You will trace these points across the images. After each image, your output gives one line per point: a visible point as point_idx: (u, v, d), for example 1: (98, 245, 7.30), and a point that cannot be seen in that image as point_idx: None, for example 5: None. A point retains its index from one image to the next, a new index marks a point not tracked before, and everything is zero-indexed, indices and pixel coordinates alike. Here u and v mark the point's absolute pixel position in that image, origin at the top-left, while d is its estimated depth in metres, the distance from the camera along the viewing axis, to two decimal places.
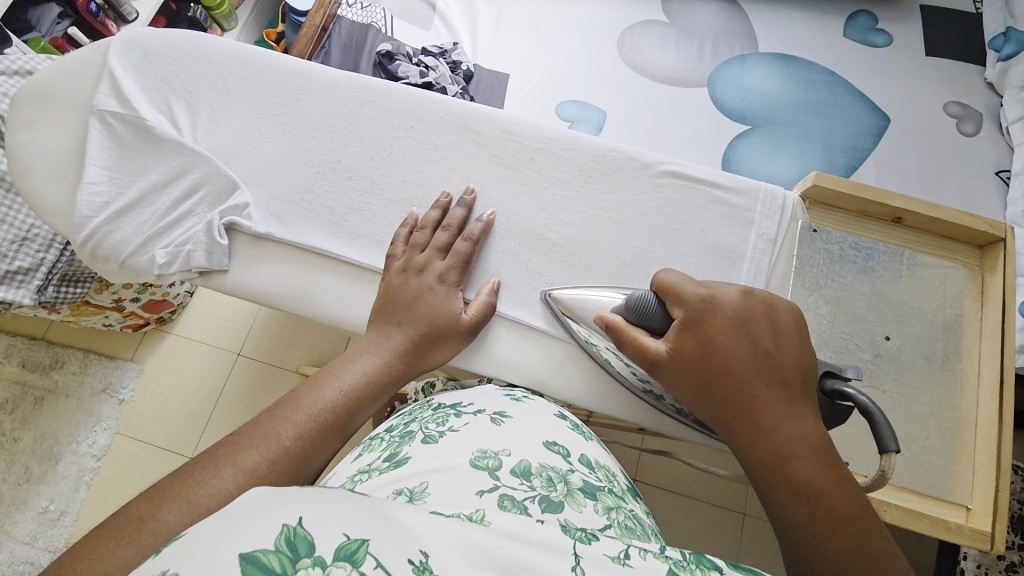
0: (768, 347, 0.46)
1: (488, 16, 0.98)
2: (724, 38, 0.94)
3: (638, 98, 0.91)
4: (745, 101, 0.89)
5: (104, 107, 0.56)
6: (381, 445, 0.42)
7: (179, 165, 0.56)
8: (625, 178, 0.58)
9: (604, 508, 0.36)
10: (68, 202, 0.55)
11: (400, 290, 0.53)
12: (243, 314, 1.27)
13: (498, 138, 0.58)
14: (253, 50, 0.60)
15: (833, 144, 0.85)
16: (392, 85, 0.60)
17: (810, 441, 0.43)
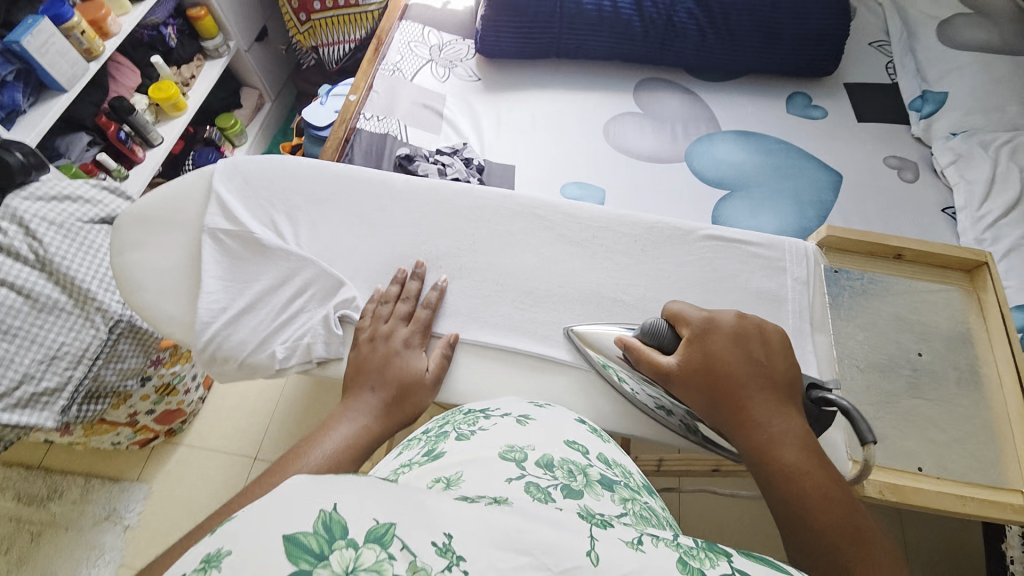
0: (761, 357, 0.51)
1: (489, 118, 1.12)
2: (692, 120, 1.11)
3: (631, 175, 1.04)
4: (721, 171, 1.04)
5: (214, 225, 0.62)
6: (419, 443, 0.45)
7: (287, 269, 0.61)
8: (674, 245, 0.64)
9: (620, 499, 0.37)
10: (180, 312, 0.60)
11: (381, 359, 0.56)
12: (258, 413, 1.24)
13: (563, 220, 0.66)
14: (344, 167, 0.68)
15: (803, 201, 0.99)
16: (440, 183, 0.68)
17: (798, 434, 0.47)
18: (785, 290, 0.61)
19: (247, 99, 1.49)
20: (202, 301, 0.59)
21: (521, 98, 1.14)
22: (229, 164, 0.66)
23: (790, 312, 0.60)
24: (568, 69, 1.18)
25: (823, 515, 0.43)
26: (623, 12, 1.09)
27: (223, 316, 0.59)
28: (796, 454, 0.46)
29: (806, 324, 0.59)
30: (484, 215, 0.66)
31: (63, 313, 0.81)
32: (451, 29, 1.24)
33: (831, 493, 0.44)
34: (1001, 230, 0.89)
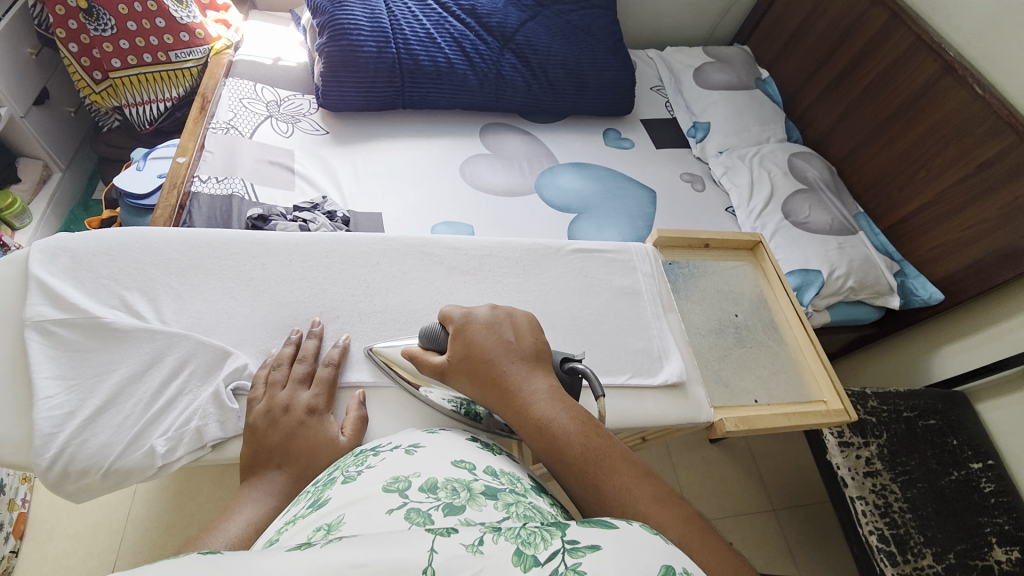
0: (508, 338, 0.53)
1: (345, 169, 1.12)
2: (534, 157, 1.26)
3: (492, 210, 1.13)
4: (565, 197, 1.20)
5: (41, 317, 0.54)
6: (306, 496, 0.41)
7: (155, 351, 0.56)
8: (550, 260, 0.73)
9: (503, 504, 0.37)
10: (0, 425, 0.51)
11: (287, 430, 0.53)
12: (100, 550, 0.99)
13: (451, 254, 0.70)
14: (203, 233, 0.63)
15: (633, 214, 1.20)
16: (318, 236, 0.67)
17: (545, 389, 0.50)
18: (639, 284, 0.73)
19: (26, 172, 1.25)
20: (39, 411, 0.51)
21: (374, 149, 1.16)
22: (48, 243, 0.57)
23: (647, 302, 0.72)
24: (417, 118, 1.24)
25: (580, 457, 0.45)
26: (457, 67, 1.19)
27: (75, 418, 0.52)
28: (552, 409, 0.48)
29: (659, 309, 0.72)
30: (376, 257, 0.67)
31: None
32: (286, 85, 1.21)
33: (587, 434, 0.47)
34: (764, 218, 1.19)
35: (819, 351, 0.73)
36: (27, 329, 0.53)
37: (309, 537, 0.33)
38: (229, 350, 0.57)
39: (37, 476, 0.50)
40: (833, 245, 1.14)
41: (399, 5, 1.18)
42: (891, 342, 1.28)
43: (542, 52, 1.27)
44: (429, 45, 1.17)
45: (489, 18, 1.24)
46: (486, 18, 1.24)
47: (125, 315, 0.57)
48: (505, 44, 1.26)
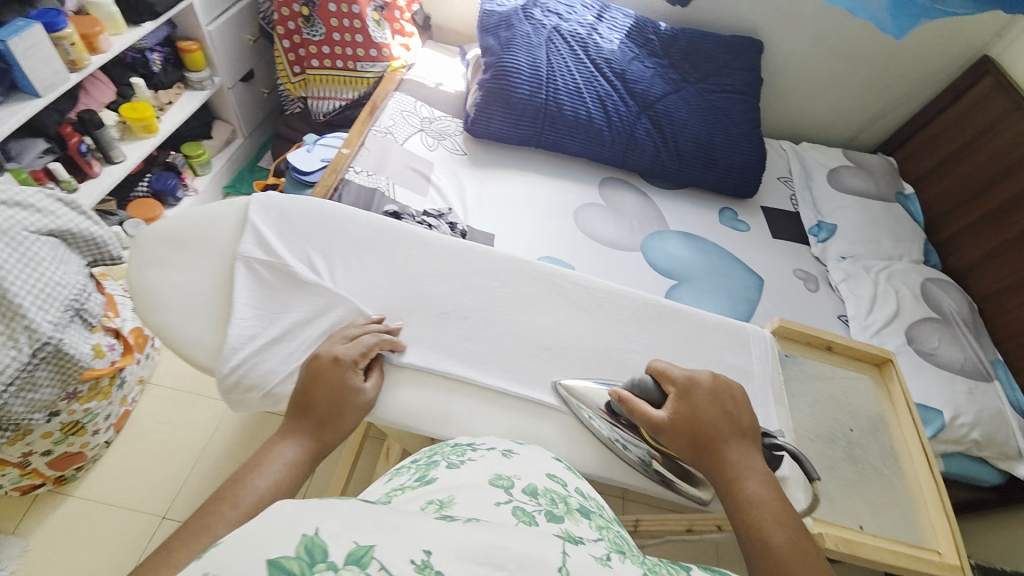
0: (735, 407, 0.60)
1: (473, 189, 1.22)
2: (645, 219, 1.28)
3: (594, 256, 1.17)
4: (670, 263, 1.20)
5: (250, 255, 0.65)
6: (409, 471, 0.45)
7: (322, 303, 0.64)
8: (661, 319, 0.72)
9: (597, 526, 0.38)
10: (197, 333, 0.61)
11: (314, 369, 0.56)
12: (179, 462, 1.12)
13: (576, 289, 0.73)
14: (376, 219, 0.73)
15: (735, 296, 1.17)
16: (459, 242, 0.74)
17: (759, 473, 0.56)
18: (751, 365, 0.70)
19: (218, 132, 1.49)
20: (233, 326, 0.61)
21: (502, 178, 1.26)
22: (266, 199, 0.70)
23: (755, 384, 0.68)
24: (547, 159, 1.33)
25: (774, 528, 0.51)
26: (595, 122, 1.26)
27: (248, 342, 0.60)
28: (759, 489, 0.54)
29: (768, 393, 0.68)
30: (503, 274, 0.72)
31: None
32: (442, 107, 1.36)
33: (782, 514, 0.53)
34: (883, 337, 1.12)
35: (941, 495, 0.66)
36: (238, 261, 0.64)
37: (425, 507, 0.36)
38: (370, 313, 0.65)
39: (217, 378, 0.59)
40: (961, 387, 1.03)
41: (559, 58, 1.28)
42: (1012, 518, 1.10)
43: (678, 124, 1.31)
44: (576, 98, 1.26)
45: (636, 84, 1.31)
46: (633, 84, 1.31)
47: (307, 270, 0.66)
48: (644, 110, 1.31)
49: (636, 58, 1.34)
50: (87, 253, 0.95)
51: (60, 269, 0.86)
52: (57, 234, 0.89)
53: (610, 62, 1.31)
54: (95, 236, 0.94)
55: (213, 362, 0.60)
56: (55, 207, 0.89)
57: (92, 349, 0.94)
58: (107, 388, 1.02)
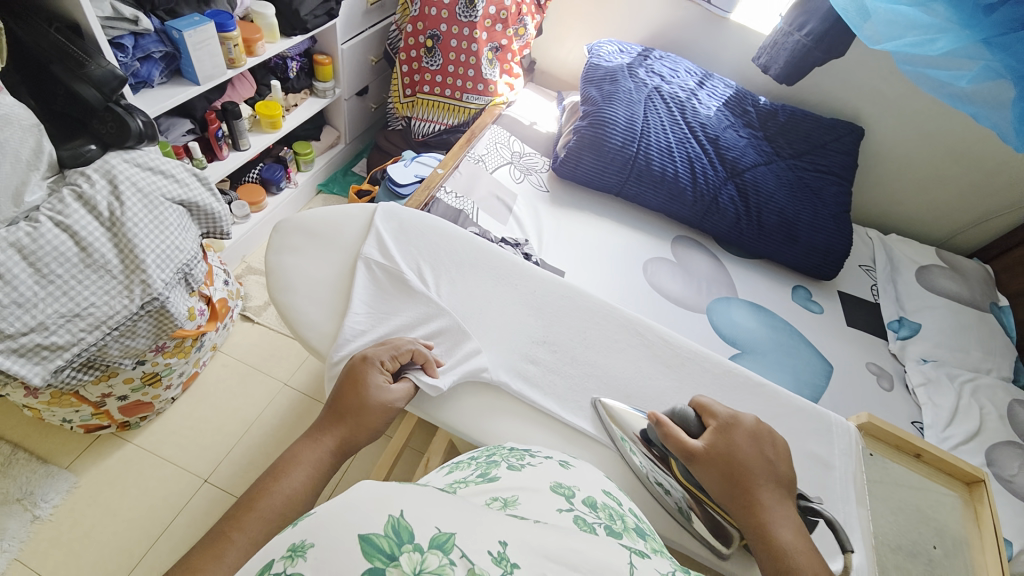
0: (775, 454, 0.59)
1: (550, 225, 1.26)
2: (715, 282, 1.27)
3: (658, 311, 1.17)
4: (735, 331, 1.18)
5: (370, 256, 0.71)
6: (470, 467, 0.49)
7: (424, 311, 0.68)
8: (742, 390, 0.70)
9: (655, 549, 0.39)
10: (317, 318, 0.67)
11: (346, 369, 0.59)
12: (227, 431, 1.16)
13: (661, 345, 0.73)
14: (482, 243, 0.77)
15: (801, 379, 1.13)
16: (553, 278, 0.76)
17: (794, 523, 0.54)
18: (833, 457, 0.66)
19: (326, 135, 1.63)
20: (348, 319, 0.66)
21: (580, 220, 1.30)
22: (390, 209, 0.77)
23: (836, 477, 0.65)
24: (625, 208, 1.36)
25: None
26: (680, 180, 1.29)
27: (360, 335, 0.65)
28: (792, 538, 0.53)
29: (851, 491, 0.64)
30: (587, 314, 0.74)
31: (106, 276, 0.83)
32: (533, 145, 1.44)
33: (814, 566, 0.51)
34: (963, 454, 1.04)
35: None
36: (360, 260, 0.71)
37: (490, 502, 0.39)
38: (468, 331, 0.68)
39: (328, 364, 0.63)
40: None
41: (656, 116, 1.32)
42: None
43: (764, 195, 1.30)
44: (666, 156, 1.29)
45: (727, 150, 1.33)
46: (725, 150, 1.33)
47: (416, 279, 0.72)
48: (732, 176, 1.32)
49: (730, 126, 1.37)
50: (202, 225, 1.02)
51: (180, 235, 0.93)
52: (184, 205, 0.96)
53: (705, 126, 1.34)
54: (213, 211, 1.00)
55: (328, 348, 0.65)
56: (176, 169, 0.95)
57: (187, 310, 0.99)
58: (189, 347, 1.08)
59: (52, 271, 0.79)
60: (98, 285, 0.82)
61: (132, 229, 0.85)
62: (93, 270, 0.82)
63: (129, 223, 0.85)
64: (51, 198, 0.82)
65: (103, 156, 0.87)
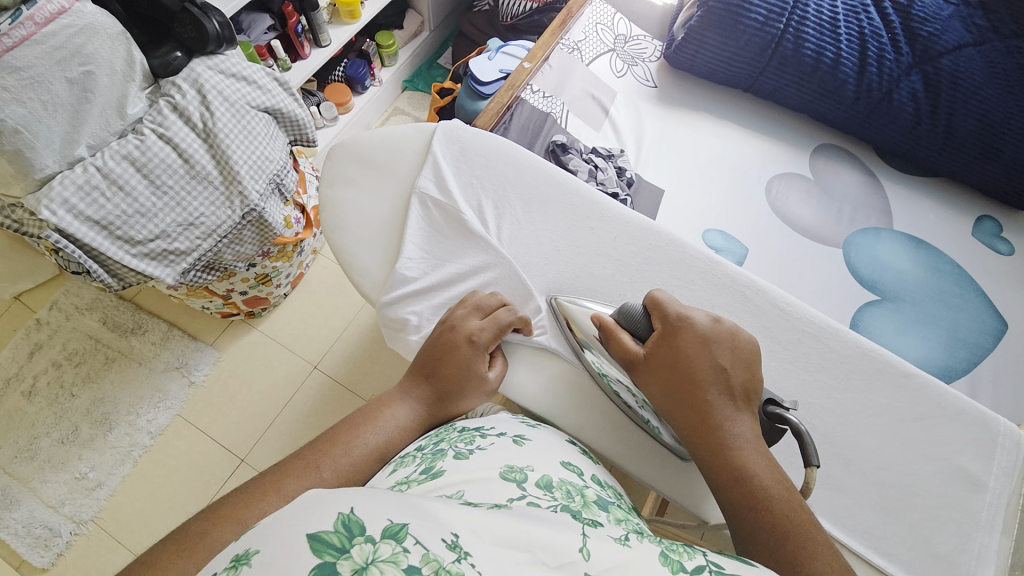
0: (730, 359, 0.53)
1: (653, 131, 1.06)
2: (862, 208, 1.01)
3: (778, 242, 0.97)
4: (877, 272, 0.95)
5: (425, 190, 0.66)
6: (416, 461, 0.47)
7: (483, 260, 0.63)
8: (888, 382, 0.60)
9: (617, 518, 0.41)
10: (373, 263, 0.65)
11: (445, 339, 0.57)
12: (329, 326, 1.29)
13: (768, 310, 0.62)
14: (559, 175, 0.69)
15: (958, 338, 0.90)
16: (646, 222, 0.67)
17: (751, 434, 0.50)
18: (988, 477, 0.57)
19: (410, 22, 1.49)
20: (401, 264, 0.63)
21: (692, 124, 1.07)
22: (450, 129, 0.70)
23: (986, 501, 0.56)
24: (754, 108, 1.09)
25: (766, 483, 0.48)
26: (842, 68, 0.96)
27: (413, 282, 0.62)
28: (747, 444, 0.50)
29: (998, 519, 0.56)
30: (692, 272, 0.64)
31: (209, 187, 0.88)
32: (643, 25, 1.17)
33: (772, 473, 0.48)
34: None
35: None
36: (414, 196, 0.66)
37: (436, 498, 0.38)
38: (532, 288, 0.63)
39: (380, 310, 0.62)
40: None
41: None
42: None
43: (966, 90, 0.93)
44: (826, 32, 0.96)
45: (923, 23, 0.95)
46: (918, 23, 0.96)
47: (475, 218, 0.66)
48: (921, 61, 0.96)
49: None
50: (290, 132, 1.02)
51: (269, 145, 0.95)
52: (270, 112, 0.96)
53: None
54: (298, 117, 1.00)
55: (380, 294, 0.63)
56: (256, 74, 0.93)
57: (284, 219, 1.04)
58: (289, 253, 1.15)
59: (164, 181, 0.84)
60: (204, 195, 0.88)
61: (223, 140, 0.87)
62: (197, 179, 0.87)
63: (219, 133, 0.87)
64: (151, 110, 0.85)
65: (189, 64, 0.88)
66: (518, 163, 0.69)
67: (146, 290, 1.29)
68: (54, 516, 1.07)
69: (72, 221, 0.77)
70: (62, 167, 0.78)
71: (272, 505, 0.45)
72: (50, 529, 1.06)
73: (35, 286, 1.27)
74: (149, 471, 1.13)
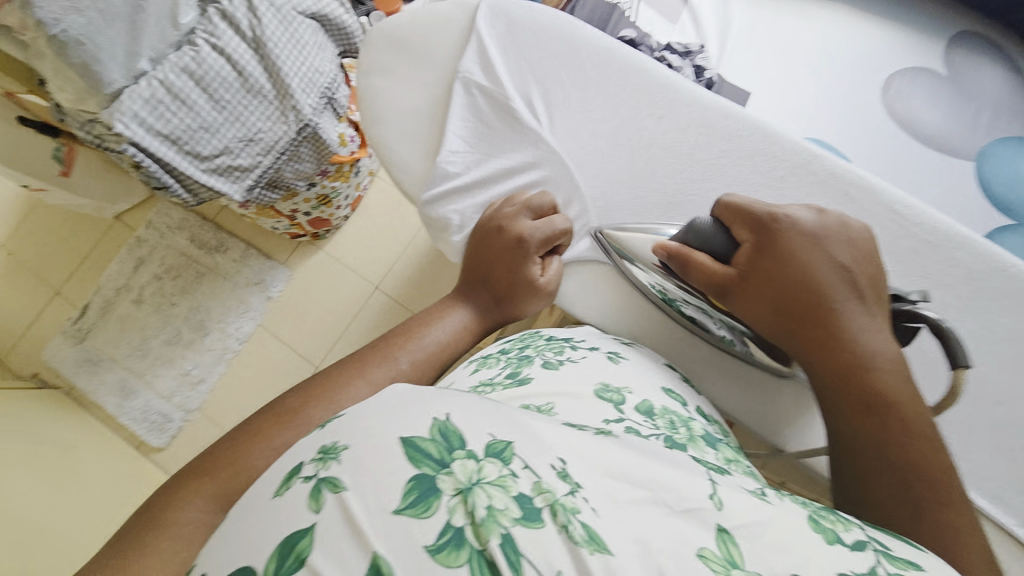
0: (854, 260, 0.47)
1: (747, 17, 0.89)
2: (1017, 104, 0.80)
3: (895, 150, 0.81)
4: (1023, 187, 0.77)
5: (469, 76, 0.60)
6: (502, 363, 0.46)
7: (531, 155, 0.58)
8: (1022, 302, 0.50)
9: (725, 457, 0.39)
10: (413, 159, 0.61)
11: (496, 242, 0.54)
12: (389, 247, 1.32)
13: (878, 214, 0.53)
14: (623, 51, 0.59)
15: None
16: (727, 105, 0.57)
17: (881, 352, 0.45)
18: None
19: None
20: (443, 156, 0.59)
21: (798, 5, 0.88)
22: (498, 2, 0.62)
23: None
24: None
25: (896, 403, 0.44)
26: None
27: (454, 178, 0.58)
28: (877, 359, 0.45)
29: None
30: (783, 170, 0.54)
31: (264, 101, 0.88)
32: None
33: (907, 392, 0.44)
34: None
35: None
36: (457, 81, 0.60)
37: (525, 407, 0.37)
38: (582, 188, 0.57)
39: (418, 207, 0.59)
40: None
41: None
42: None
43: None
44: None
45: None
46: None
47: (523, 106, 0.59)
48: None
49: None
50: (340, 42, 0.97)
51: (319, 55, 0.91)
52: (317, 19, 0.91)
53: None
54: (346, 24, 0.94)
55: (419, 191, 0.60)
56: None
57: (339, 138, 1.00)
58: (347, 174, 1.15)
59: (222, 95, 0.85)
60: (260, 108, 0.88)
61: (273, 50, 0.85)
62: (252, 92, 0.87)
63: (269, 42, 0.84)
64: (202, 20, 0.83)
65: None
66: (574, 37, 0.60)
67: (224, 211, 1.38)
68: (168, 404, 1.25)
69: (145, 136, 0.81)
70: (128, 82, 0.80)
71: (359, 393, 0.45)
72: (166, 414, 1.25)
73: (132, 206, 1.39)
74: (239, 372, 1.28)
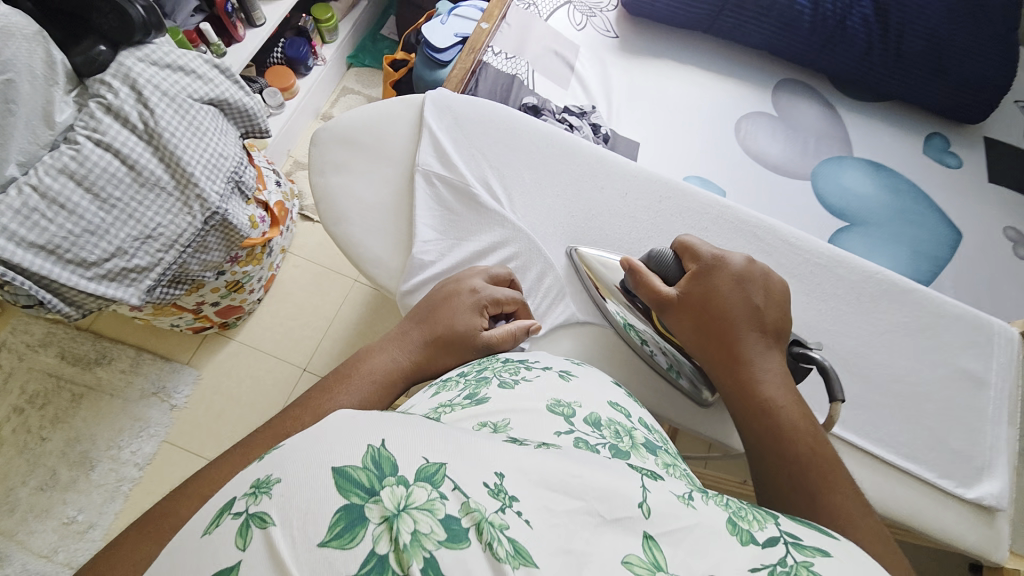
0: (763, 299, 0.55)
1: (621, 83, 1.05)
2: (826, 139, 1.04)
3: (754, 181, 0.99)
4: (844, 199, 0.99)
5: (430, 169, 0.65)
6: (456, 385, 0.44)
7: (502, 236, 0.64)
8: (887, 299, 0.65)
9: (662, 463, 0.38)
10: (384, 252, 0.63)
11: (445, 292, 0.56)
12: (313, 326, 1.24)
13: (780, 246, 0.65)
14: (563, 136, 0.68)
15: (919, 252, 0.96)
16: (654, 174, 0.68)
17: (777, 373, 0.53)
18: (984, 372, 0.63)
19: None
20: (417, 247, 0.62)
21: (658, 73, 1.06)
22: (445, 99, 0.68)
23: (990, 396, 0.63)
24: (717, 50, 1.10)
25: (788, 414, 0.51)
26: None
27: (431, 266, 0.61)
28: (774, 380, 0.52)
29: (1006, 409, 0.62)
30: (695, 216, 0.65)
31: (162, 194, 0.80)
32: None
33: (795, 404, 0.51)
34: None
35: None
36: (418, 175, 0.65)
37: (478, 427, 0.35)
38: (553, 261, 0.64)
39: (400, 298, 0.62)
40: None
41: None
42: None
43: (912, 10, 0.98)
44: None
45: None
46: None
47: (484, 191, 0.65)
48: None
49: None
50: (241, 124, 0.93)
51: (221, 140, 0.86)
52: (216, 104, 0.87)
53: None
54: (247, 107, 0.91)
55: (395, 281, 0.63)
56: (191, 61, 0.85)
57: (249, 220, 0.96)
58: (260, 254, 1.08)
59: (110, 194, 0.76)
60: (156, 202, 0.80)
61: (167, 141, 0.79)
62: (146, 186, 0.79)
63: (165, 133, 0.79)
64: (81, 115, 0.77)
65: (115, 58, 0.79)
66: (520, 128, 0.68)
67: (103, 317, 1.20)
68: (47, 566, 1.00)
69: (14, 249, 0.70)
70: None
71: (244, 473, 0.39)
72: None
73: None
74: (142, 503, 1.07)
